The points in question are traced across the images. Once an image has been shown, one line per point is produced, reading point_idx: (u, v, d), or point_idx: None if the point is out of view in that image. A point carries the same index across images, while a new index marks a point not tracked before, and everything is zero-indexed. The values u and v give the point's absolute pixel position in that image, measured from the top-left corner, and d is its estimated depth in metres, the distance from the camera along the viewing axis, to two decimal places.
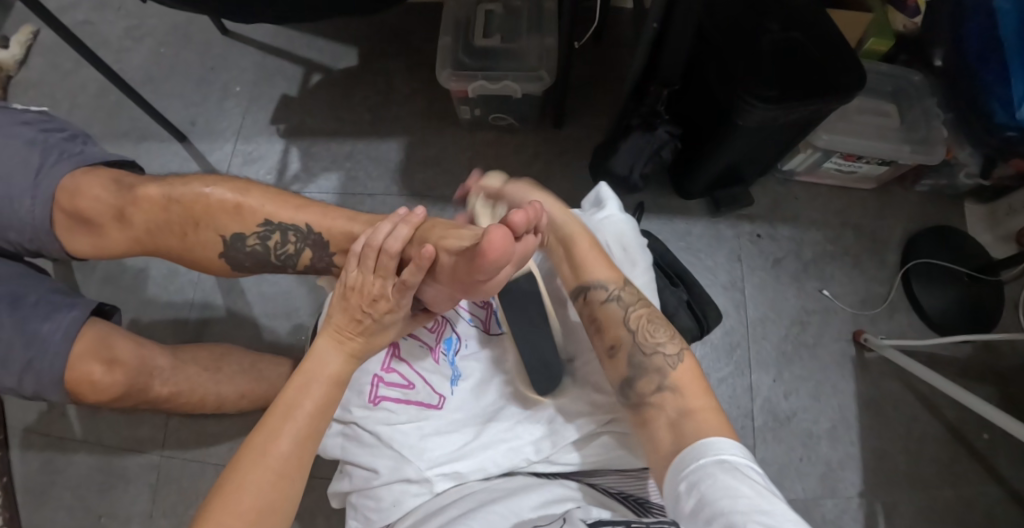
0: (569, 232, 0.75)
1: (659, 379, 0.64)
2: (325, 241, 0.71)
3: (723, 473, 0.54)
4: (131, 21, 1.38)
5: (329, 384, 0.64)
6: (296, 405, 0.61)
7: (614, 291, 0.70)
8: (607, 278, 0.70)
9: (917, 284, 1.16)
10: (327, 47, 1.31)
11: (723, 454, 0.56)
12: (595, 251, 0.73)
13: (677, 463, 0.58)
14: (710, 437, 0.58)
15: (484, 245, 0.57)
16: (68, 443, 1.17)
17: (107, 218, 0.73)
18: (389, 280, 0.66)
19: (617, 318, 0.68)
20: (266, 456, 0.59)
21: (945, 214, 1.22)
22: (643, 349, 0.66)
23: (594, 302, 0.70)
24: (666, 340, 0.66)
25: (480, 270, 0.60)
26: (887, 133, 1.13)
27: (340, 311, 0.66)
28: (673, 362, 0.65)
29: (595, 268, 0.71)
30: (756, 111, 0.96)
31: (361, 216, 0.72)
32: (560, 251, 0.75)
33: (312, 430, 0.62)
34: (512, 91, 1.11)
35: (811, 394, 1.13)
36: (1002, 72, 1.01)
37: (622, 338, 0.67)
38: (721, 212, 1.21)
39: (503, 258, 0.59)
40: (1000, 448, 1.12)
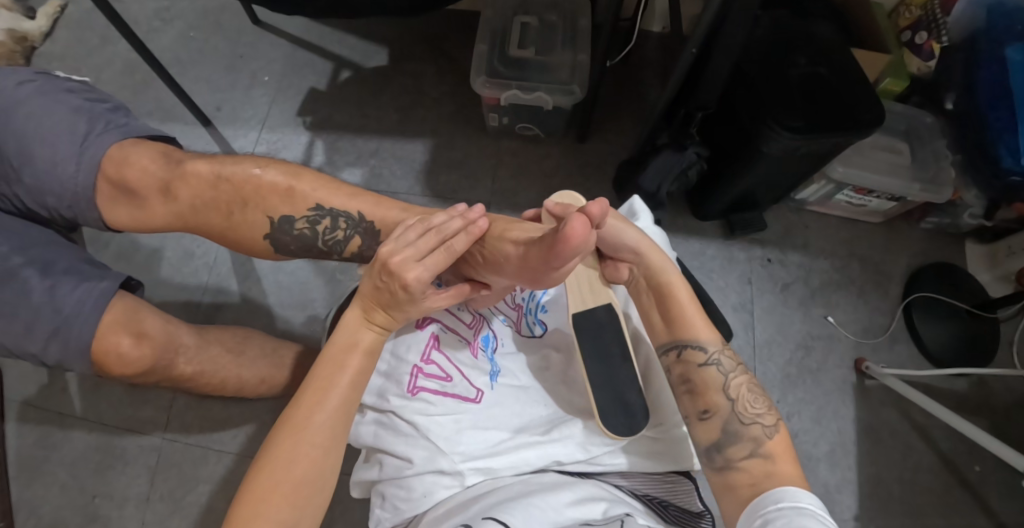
0: (668, 281, 0.72)
1: (752, 447, 0.63)
2: (375, 229, 0.73)
3: (801, 519, 0.54)
4: (162, 2, 1.39)
5: (361, 354, 0.64)
6: (334, 377, 0.62)
7: (715, 354, 0.68)
8: (708, 339, 0.68)
9: (918, 317, 1.20)
10: (359, 45, 1.32)
11: (801, 502, 0.56)
12: (696, 308, 0.71)
13: (755, 503, 0.59)
14: (788, 487, 0.58)
15: (565, 232, 0.59)
16: (66, 420, 1.15)
17: (153, 191, 0.74)
18: (425, 270, 0.63)
19: (717, 382, 0.67)
20: (308, 429, 0.59)
21: (948, 251, 1.26)
22: (740, 419, 0.65)
23: (690, 363, 0.68)
24: (765, 411, 0.65)
25: (558, 258, 0.61)
26: (899, 170, 1.17)
27: (378, 288, 0.64)
28: (770, 432, 0.63)
29: (696, 327, 0.69)
30: (782, 139, 1.00)
31: (415, 208, 0.73)
32: (654, 299, 0.73)
33: (348, 403, 0.62)
34: (544, 102, 1.13)
35: (811, 417, 1.16)
36: (1010, 120, 1.10)
37: (718, 404, 0.66)
38: (735, 235, 1.24)
39: (581, 248, 0.61)
40: (991, 481, 1.15)
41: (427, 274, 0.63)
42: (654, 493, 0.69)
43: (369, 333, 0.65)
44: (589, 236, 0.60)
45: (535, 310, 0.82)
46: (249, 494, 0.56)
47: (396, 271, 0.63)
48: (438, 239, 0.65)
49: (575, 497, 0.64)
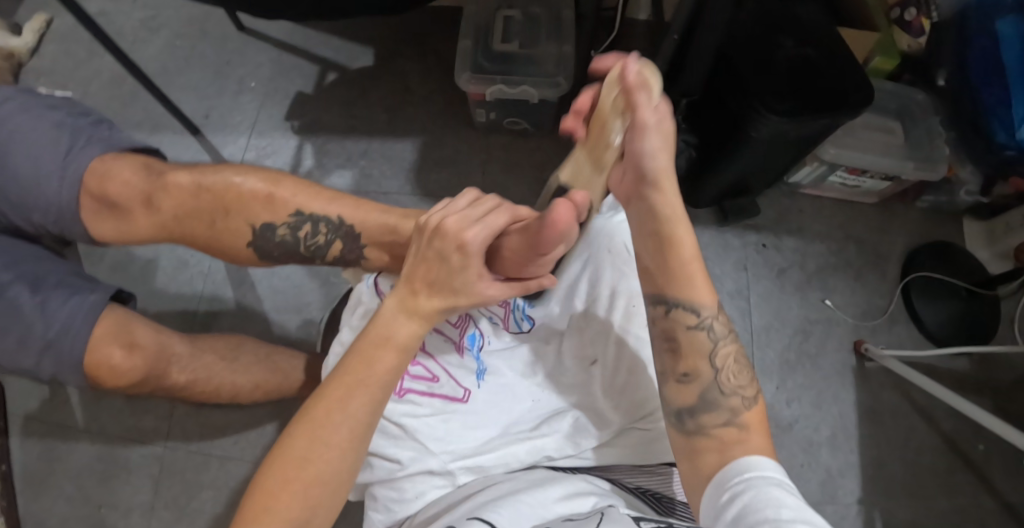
0: (671, 235, 0.65)
1: (729, 417, 0.62)
2: (357, 233, 0.73)
3: (768, 488, 0.55)
4: (148, 12, 1.38)
5: (394, 351, 0.60)
6: (366, 376, 0.59)
7: (708, 318, 0.64)
8: (704, 303, 0.64)
9: (917, 297, 1.19)
10: (344, 47, 1.32)
11: (765, 471, 0.57)
12: (696, 267, 0.65)
13: (720, 478, 0.59)
14: (752, 456, 0.59)
15: (555, 216, 0.63)
16: (69, 432, 1.16)
17: (135, 203, 0.74)
18: (479, 228, 0.63)
19: (704, 348, 0.64)
20: (330, 432, 0.57)
21: (945, 230, 1.25)
22: (720, 389, 0.63)
23: (678, 323, 0.64)
24: (747, 384, 0.63)
25: (550, 241, 0.64)
26: (892, 148, 1.16)
27: (418, 270, 0.63)
28: (749, 404, 0.63)
29: (698, 287, 0.64)
30: (769, 122, 0.98)
31: (396, 209, 0.74)
32: (649, 247, 0.66)
33: (374, 404, 0.59)
34: (530, 95, 1.13)
35: (812, 402, 1.16)
36: (1003, 95, 1.08)
37: (701, 370, 0.63)
38: (729, 222, 1.24)
39: (567, 232, 0.65)
40: (995, 459, 1.15)
41: (480, 231, 0.63)
42: (648, 486, 0.68)
43: (399, 324, 0.61)
44: (576, 222, 0.65)
45: (524, 305, 0.80)
46: (261, 485, 0.56)
47: (443, 232, 0.63)
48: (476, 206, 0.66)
49: (565, 493, 0.63)
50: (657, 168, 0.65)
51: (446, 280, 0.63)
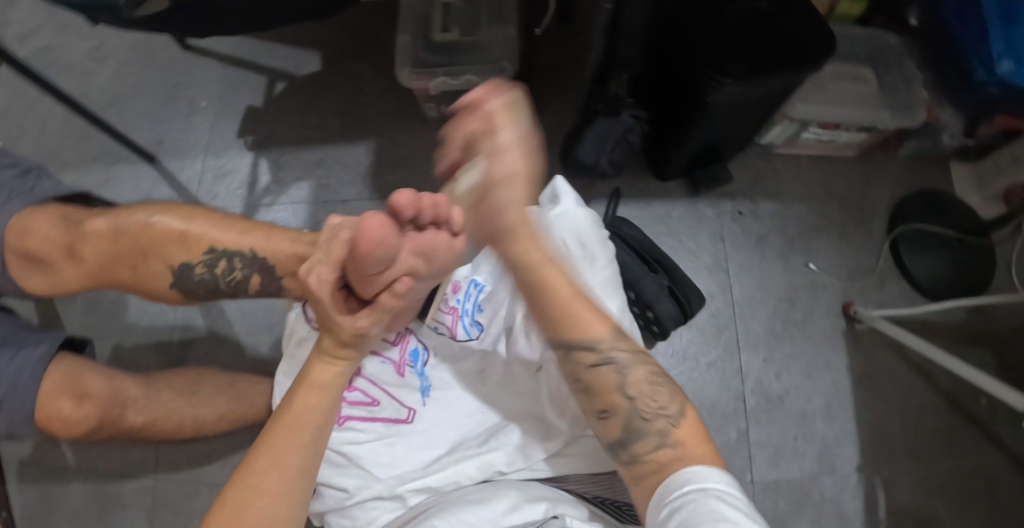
0: (542, 280, 0.66)
1: (659, 440, 0.59)
2: (270, 265, 0.72)
3: (708, 501, 0.52)
4: (93, 42, 1.30)
5: (317, 391, 0.58)
6: (295, 421, 0.57)
7: (608, 350, 0.64)
8: (601, 336, 0.65)
9: (906, 251, 1.14)
10: (290, 53, 1.27)
11: (707, 482, 0.54)
12: (576, 303, 0.66)
13: (661, 493, 0.56)
14: (693, 466, 0.56)
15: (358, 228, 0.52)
16: (62, 473, 1.12)
17: (57, 255, 0.73)
18: (326, 269, 0.58)
19: (614, 381, 0.63)
20: (261, 480, 0.53)
21: (932, 176, 1.19)
22: (642, 416, 0.61)
23: (580, 364, 0.64)
24: (669, 402, 0.62)
25: (367, 267, 0.54)
26: (864, 99, 1.10)
27: (316, 314, 0.60)
28: (676, 421, 0.60)
29: (591, 324, 0.65)
30: (724, 87, 0.92)
31: (304, 237, 0.72)
32: (528, 294, 0.68)
33: (306, 446, 0.56)
34: (475, 83, 1.07)
35: (803, 371, 1.11)
36: (980, 30, 1.01)
37: (618, 405, 0.62)
38: (701, 191, 1.18)
39: (384, 253, 0.52)
40: (999, 412, 1.10)
41: (329, 272, 0.57)
42: (603, 493, 0.66)
43: (320, 365, 0.60)
44: (391, 241, 0.52)
45: (471, 310, 0.76)
46: None
47: (302, 278, 0.58)
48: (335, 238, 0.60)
49: (509, 506, 0.61)
50: (514, 218, 0.67)
51: (330, 320, 0.58)
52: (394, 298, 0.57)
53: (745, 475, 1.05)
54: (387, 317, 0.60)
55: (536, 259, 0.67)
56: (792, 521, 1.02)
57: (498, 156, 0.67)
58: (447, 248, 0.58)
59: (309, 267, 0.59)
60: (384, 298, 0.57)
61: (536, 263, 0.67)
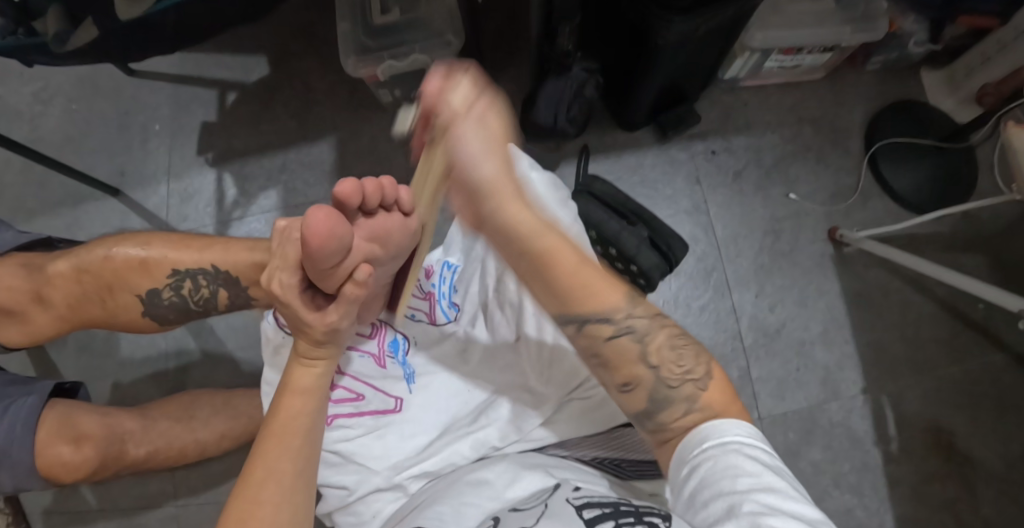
0: (548, 247, 0.59)
1: (688, 406, 0.56)
2: (234, 277, 0.71)
3: (728, 455, 0.51)
4: (35, 82, 1.27)
5: (301, 395, 0.59)
6: (281, 429, 0.56)
7: (625, 321, 0.59)
8: (614, 305, 0.59)
9: (885, 166, 1.12)
10: (235, 61, 1.24)
11: (727, 437, 0.52)
12: (581, 272, 0.59)
13: (682, 450, 0.55)
14: (714, 421, 0.54)
15: (302, 229, 0.50)
16: (85, 515, 1.13)
17: (26, 303, 0.72)
18: (287, 273, 0.56)
19: (635, 352, 0.58)
20: (258, 491, 0.53)
21: (902, 87, 1.16)
22: (667, 384, 0.57)
23: (596, 337, 0.59)
24: (694, 364, 0.57)
25: (321, 264, 0.52)
26: (825, 16, 1.06)
27: (287, 319, 0.58)
28: (703, 384, 0.57)
29: (601, 294, 0.59)
30: (674, 26, 0.88)
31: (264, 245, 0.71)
32: (528, 263, 0.61)
33: (298, 451, 0.56)
34: (424, 63, 1.05)
35: (796, 302, 1.10)
36: None
37: (641, 375, 0.58)
38: (670, 136, 1.15)
39: (334, 246, 0.51)
40: (997, 313, 1.09)
41: (291, 276, 0.56)
42: (602, 454, 0.67)
43: (298, 369, 0.60)
44: (341, 232, 0.51)
45: (447, 293, 0.78)
46: None
47: (266, 287, 0.57)
48: (288, 239, 0.56)
49: (507, 482, 0.61)
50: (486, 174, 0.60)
51: (300, 322, 0.57)
52: (357, 288, 0.55)
53: (752, 413, 1.04)
54: (356, 308, 0.58)
55: (522, 215, 0.60)
56: (804, 451, 1.02)
57: (457, 113, 0.59)
58: (401, 229, 0.58)
59: (270, 274, 0.57)
60: (347, 290, 0.55)
61: (511, 215, 0.60)
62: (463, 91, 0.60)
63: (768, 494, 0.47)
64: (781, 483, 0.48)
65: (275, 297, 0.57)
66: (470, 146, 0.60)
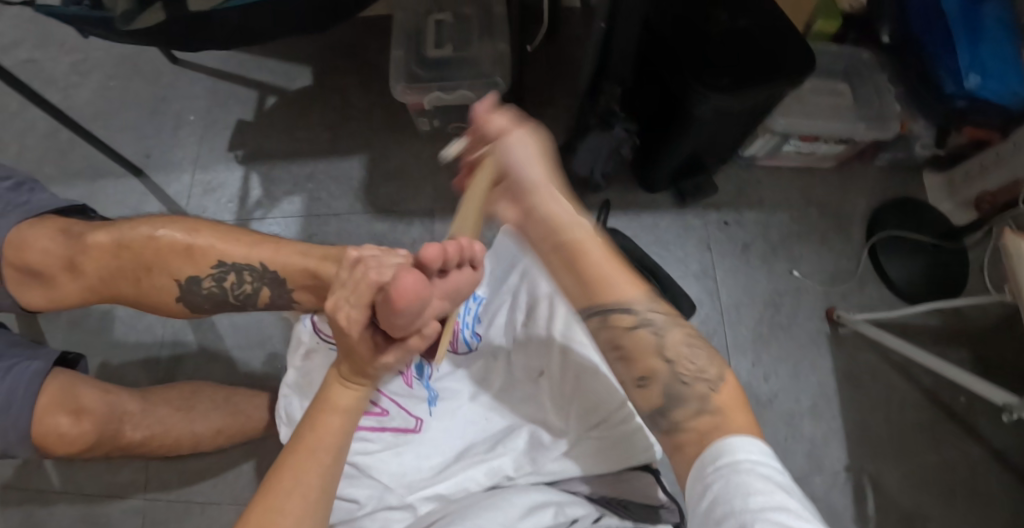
0: (574, 238, 0.65)
1: (699, 406, 0.55)
2: (281, 278, 0.72)
3: (741, 472, 0.49)
4: (80, 58, 1.30)
5: (341, 415, 0.58)
6: (313, 442, 0.56)
7: (643, 312, 0.60)
8: (634, 298, 0.60)
9: (884, 256, 1.18)
10: (280, 68, 1.28)
11: (740, 453, 0.50)
12: (609, 261, 0.63)
13: (694, 465, 0.53)
14: (726, 436, 0.52)
15: (393, 290, 0.51)
16: (46, 496, 1.09)
17: (57, 268, 0.72)
18: (356, 310, 0.55)
19: (650, 344, 0.58)
20: (284, 502, 0.53)
21: (905, 186, 1.24)
22: (681, 380, 0.57)
23: (617, 328, 0.60)
24: (708, 365, 0.57)
25: (399, 320, 0.53)
26: (842, 110, 1.14)
27: (338, 343, 0.58)
28: (716, 386, 0.56)
29: (621, 285, 0.61)
30: (709, 99, 0.94)
31: (315, 251, 0.73)
32: (558, 257, 0.65)
33: (327, 468, 0.56)
34: (468, 99, 1.09)
35: (789, 374, 1.13)
36: (947, 43, 1.08)
37: (656, 369, 0.58)
38: (688, 203, 1.21)
39: (420, 305, 0.52)
40: (978, 407, 1.13)
41: (360, 315, 0.55)
42: (607, 493, 0.67)
43: (339, 390, 0.59)
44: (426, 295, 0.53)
45: (471, 323, 0.80)
46: None
47: (328, 314, 0.55)
48: (361, 275, 0.56)
49: (523, 510, 0.62)
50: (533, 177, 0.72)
51: (356, 357, 0.57)
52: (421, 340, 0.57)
53: None
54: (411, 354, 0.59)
55: (558, 209, 0.68)
56: None
57: (503, 130, 0.76)
58: (467, 285, 0.60)
59: (336, 301, 0.56)
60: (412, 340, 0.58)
61: (549, 208, 0.68)
62: (506, 117, 0.77)
63: (782, 513, 0.46)
64: (794, 502, 0.47)
65: (336, 327, 0.56)
66: (518, 153, 0.73)
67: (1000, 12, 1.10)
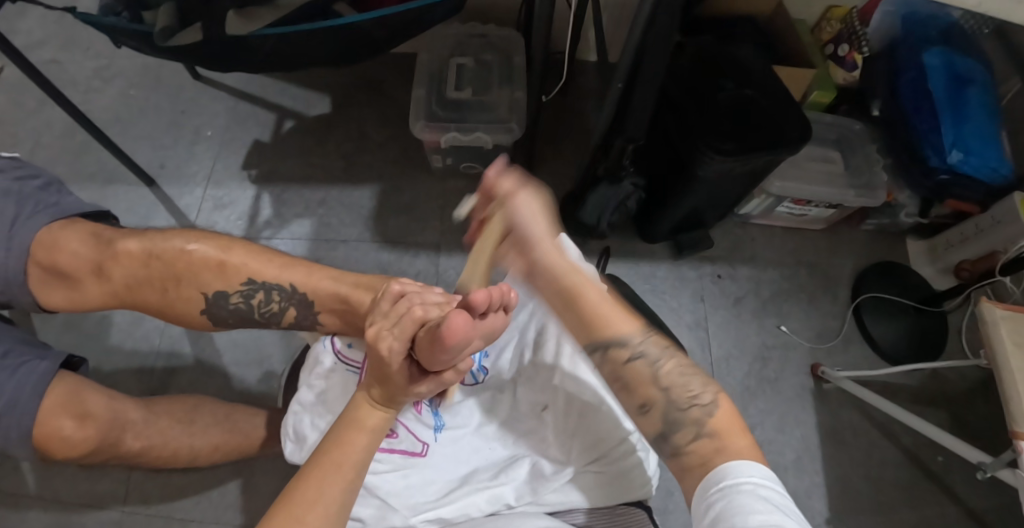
0: (574, 285, 0.72)
1: (696, 430, 0.59)
2: (310, 300, 0.75)
3: (742, 495, 0.52)
4: (105, 67, 1.34)
5: (367, 434, 0.61)
6: (336, 457, 0.59)
7: (639, 346, 0.65)
8: (629, 332, 0.66)
9: (867, 316, 1.23)
10: (300, 94, 1.33)
11: (742, 477, 0.53)
12: (609, 307, 0.69)
13: (702, 484, 0.56)
14: (729, 462, 0.55)
15: (445, 329, 0.54)
16: (20, 500, 1.07)
17: (83, 272, 0.74)
18: (398, 342, 0.58)
19: (648, 375, 0.64)
20: (305, 512, 0.56)
21: (889, 251, 1.31)
22: (678, 406, 0.61)
23: (617, 361, 0.65)
24: (703, 391, 0.62)
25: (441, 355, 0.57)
26: (834, 178, 1.20)
27: (372, 369, 0.60)
28: (711, 411, 0.60)
29: (617, 323, 0.67)
30: (714, 163, 0.99)
31: (347, 277, 0.76)
32: (562, 304, 0.72)
33: (349, 483, 0.59)
34: (484, 142, 1.14)
35: (775, 426, 1.16)
36: (933, 122, 1.16)
37: (653, 397, 0.63)
38: (684, 255, 1.26)
39: (462, 343, 0.56)
40: (953, 469, 1.17)
41: (401, 346, 0.58)
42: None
43: (365, 408, 0.62)
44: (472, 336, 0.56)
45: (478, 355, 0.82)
46: None
47: (369, 342, 0.59)
48: (406, 310, 0.60)
49: None
50: (539, 230, 0.76)
51: (390, 383, 0.60)
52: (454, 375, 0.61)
53: None
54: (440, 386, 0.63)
55: (558, 260, 0.74)
56: None
57: (512, 190, 0.78)
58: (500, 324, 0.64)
59: (377, 330, 0.59)
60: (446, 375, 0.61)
61: (555, 260, 0.74)
62: (513, 179, 0.79)
63: None
64: (791, 524, 0.50)
65: (375, 354, 0.59)
66: (526, 209, 0.77)
67: (982, 97, 1.18)
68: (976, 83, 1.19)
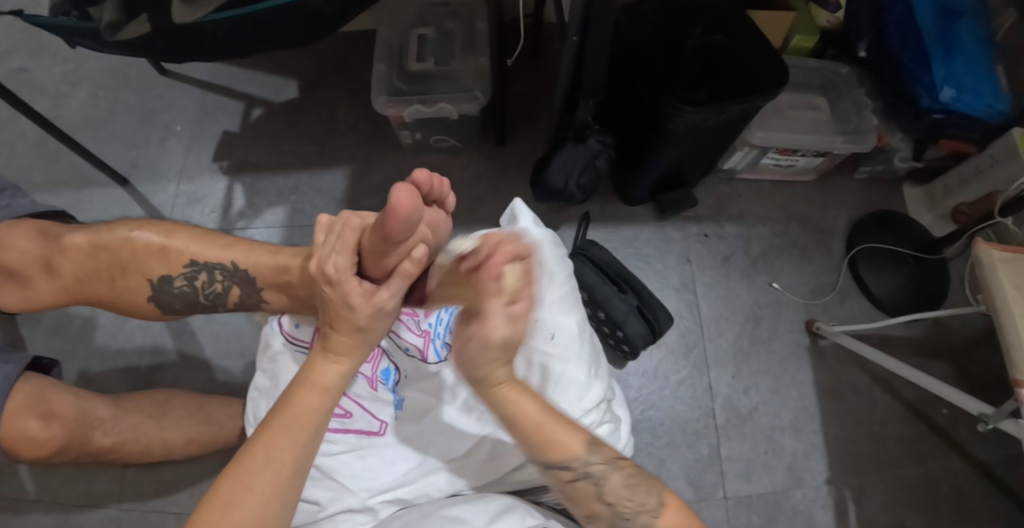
0: (524, 420, 0.61)
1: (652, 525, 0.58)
2: (251, 278, 0.73)
3: None
4: (72, 69, 1.33)
5: (319, 393, 0.60)
6: (291, 416, 0.58)
7: (582, 468, 0.61)
8: (574, 453, 0.61)
9: (864, 268, 1.18)
10: (267, 81, 1.30)
11: None
12: (557, 429, 0.61)
13: None
14: None
15: (390, 205, 0.56)
16: (21, 504, 1.08)
17: (33, 269, 0.73)
18: (343, 257, 0.62)
19: (592, 493, 0.61)
20: (254, 478, 0.54)
21: (886, 199, 1.25)
22: (622, 515, 0.60)
23: (561, 481, 0.62)
24: (648, 496, 0.60)
25: (393, 237, 0.58)
26: (820, 125, 1.15)
27: (329, 309, 0.62)
28: (657, 513, 0.59)
29: (564, 442, 0.61)
30: (685, 114, 0.94)
31: (285, 248, 0.74)
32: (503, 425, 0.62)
33: (301, 447, 0.57)
34: (450, 112, 1.10)
35: (771, 387, 1.12)
36: (923, 58, 1.10)
37: (599, 510, 0.61)
38: (668, 215, 1.21)
39: (411, 224, 0.58)
40: (961, 421, 1.12)
41: (346, 259, 0.62)
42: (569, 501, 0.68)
43: (322, 366, 0.61)
44: (418, 209, 0.57)
45: (442, 333, 0.77)
46: None
47: (319, 270, 0.62)
48: (344, 227, 0.64)
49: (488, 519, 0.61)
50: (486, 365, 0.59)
51: (345, 304, 0.61)
52: (414, 265, 0.62)
53: (717, 491, 1.05)
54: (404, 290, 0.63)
55: (507, 398, 0.60)
56: None
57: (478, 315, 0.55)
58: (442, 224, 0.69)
59: (322, 258, 0.63)
60: (405, 266, 0.62)
61: (498, 393, 0.60)
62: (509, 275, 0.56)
63: None
64: None
65: (326, 278, 0.61)
66: (474, 352, 0.57)
67: (973, 28, 1.11)
68: (967, 15, 1.11)
